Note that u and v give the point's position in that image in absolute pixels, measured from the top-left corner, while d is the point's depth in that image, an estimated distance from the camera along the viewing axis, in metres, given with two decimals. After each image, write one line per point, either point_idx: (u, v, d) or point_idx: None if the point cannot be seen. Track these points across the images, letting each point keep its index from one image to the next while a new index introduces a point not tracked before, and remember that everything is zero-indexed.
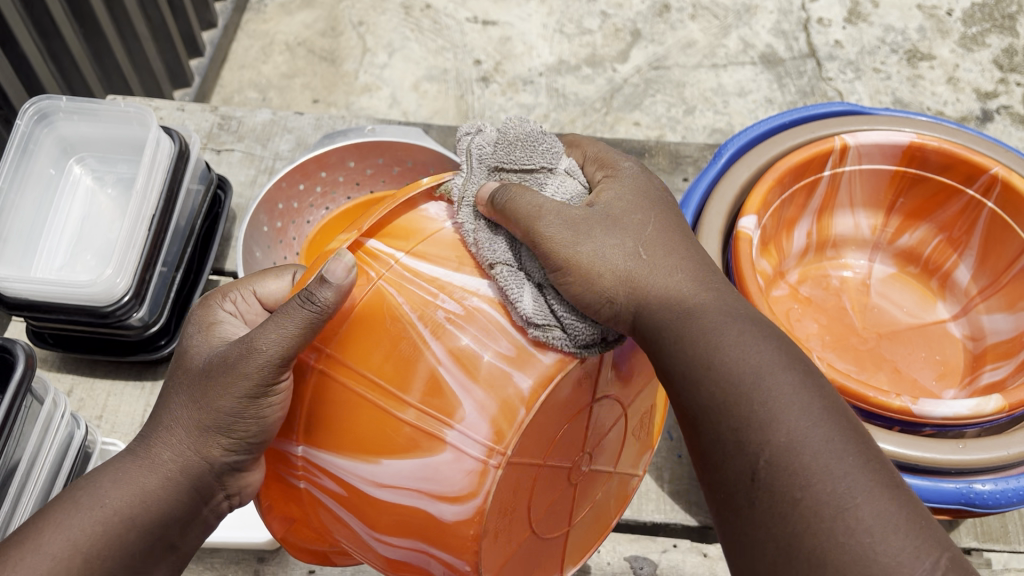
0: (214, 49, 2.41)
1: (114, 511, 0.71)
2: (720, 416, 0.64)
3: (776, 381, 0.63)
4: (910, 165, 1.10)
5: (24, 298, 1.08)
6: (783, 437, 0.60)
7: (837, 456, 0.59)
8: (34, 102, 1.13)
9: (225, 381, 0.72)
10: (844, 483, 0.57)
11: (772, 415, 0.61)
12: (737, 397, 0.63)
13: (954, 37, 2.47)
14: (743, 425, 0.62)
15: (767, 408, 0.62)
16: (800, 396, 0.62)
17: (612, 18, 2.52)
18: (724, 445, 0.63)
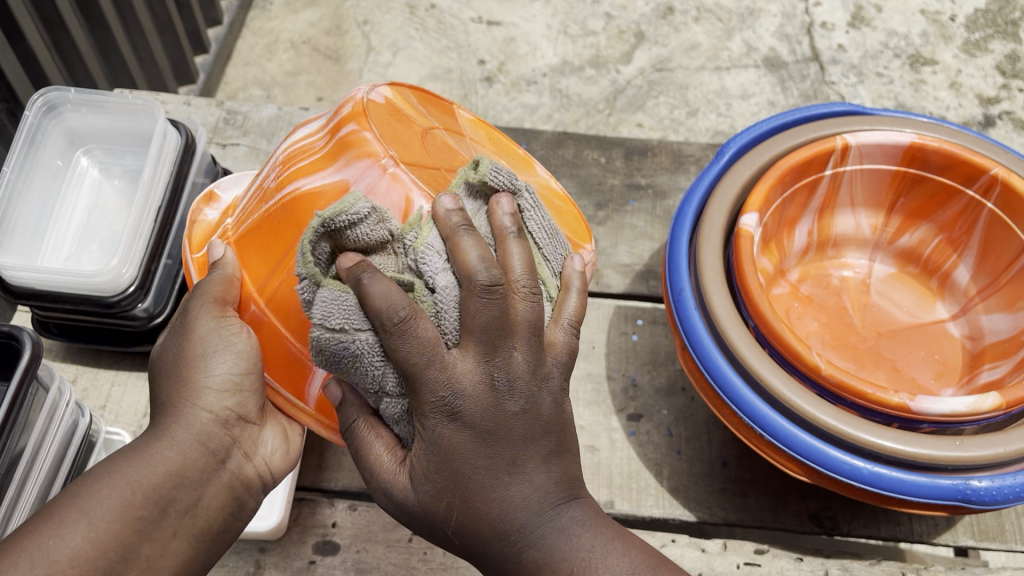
0: (219, 46, 2.43)
1: (142, 483, 0.80)
2: (489, 546, 0.75)
3: (555, 521, 0.75)
4: (911, 165, 1.11)
5: (30, 287, 1.08)
6: (557, 560, 0.74)
7: (611, 555, 0.75)
8: (42, 93, 1.15)
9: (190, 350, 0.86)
10: (589, 563, 0.74)
11: (553, 544, 0.75)
12: (472, 499, 0.74)
13: (957, 43, 2.47)
14: (523, 560, 0.75)
15: (510, 483, 0.74)
16: (536, 490, 0.75)
17: (616, 20, 2.53)
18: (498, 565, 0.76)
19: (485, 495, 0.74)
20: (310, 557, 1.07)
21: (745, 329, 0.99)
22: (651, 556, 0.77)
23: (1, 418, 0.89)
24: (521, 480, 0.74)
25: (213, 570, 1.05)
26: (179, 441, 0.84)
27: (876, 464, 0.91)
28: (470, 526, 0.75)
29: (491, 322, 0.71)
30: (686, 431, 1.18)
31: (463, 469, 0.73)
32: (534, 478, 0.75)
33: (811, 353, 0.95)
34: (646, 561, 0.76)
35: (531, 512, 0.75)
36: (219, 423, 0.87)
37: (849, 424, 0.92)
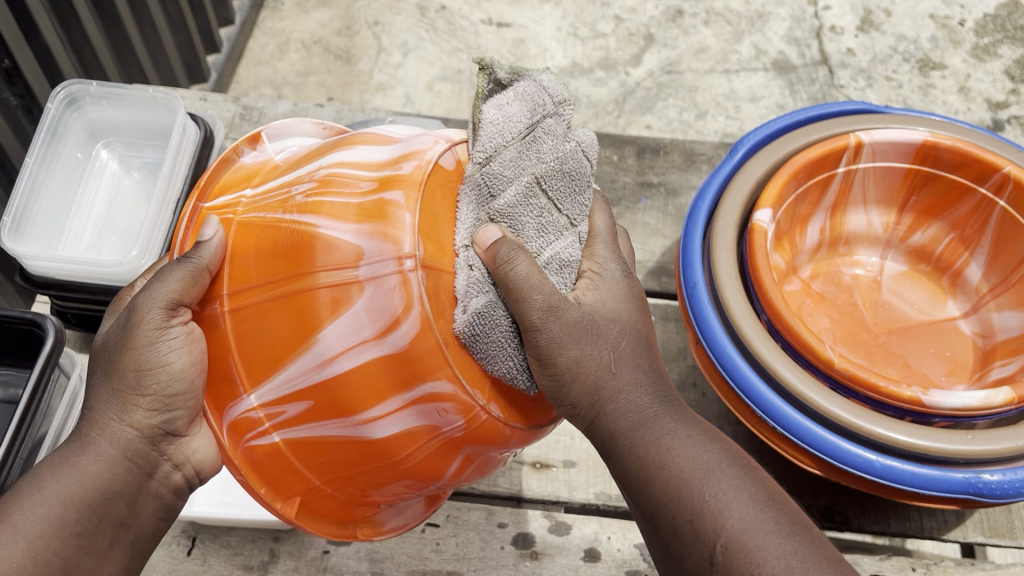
0: (231, 45, 2.44)
1: (63, 493, 0.72)
2: (669, 516, 0.71)
3: (657, 423, 0.75)
4: (923, 163, 1.12)
5: (50, 277, 1.10)
6: (714, 510, 0.70)
7: (769, 512, 0.70)
8: (64, 87, 1.16)
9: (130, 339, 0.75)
10: (765, 558, 0.67)
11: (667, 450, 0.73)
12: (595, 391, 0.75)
13: (966, 47, 2.48)
14: (682, 530, 0.70)
15: (675, 436, 0.74)
16: (695, 446, 0.74)
17: (626, 23, 2.54)
18: (676, 539, 0.71)
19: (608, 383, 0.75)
20: (324, 547, 1.08)
21: (758, 323, 1.00)
22: (792, 511, 0.71)
23: (23, 404, 0.90)
24: (593, 356, 0.74)
25: (228, 558, 1.07)
26: (103, 454, 0.74)
27: (888, 457, 0.92)
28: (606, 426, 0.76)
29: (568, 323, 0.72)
30: None
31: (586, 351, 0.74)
32: (620, 366, 0.76)
33: (823, 347, 0.96)
34: (768, 493, 0.72)
35: (646, 402, 0.76)
36: (147, 439, 0.76)
37: (861, 417, 0.93)
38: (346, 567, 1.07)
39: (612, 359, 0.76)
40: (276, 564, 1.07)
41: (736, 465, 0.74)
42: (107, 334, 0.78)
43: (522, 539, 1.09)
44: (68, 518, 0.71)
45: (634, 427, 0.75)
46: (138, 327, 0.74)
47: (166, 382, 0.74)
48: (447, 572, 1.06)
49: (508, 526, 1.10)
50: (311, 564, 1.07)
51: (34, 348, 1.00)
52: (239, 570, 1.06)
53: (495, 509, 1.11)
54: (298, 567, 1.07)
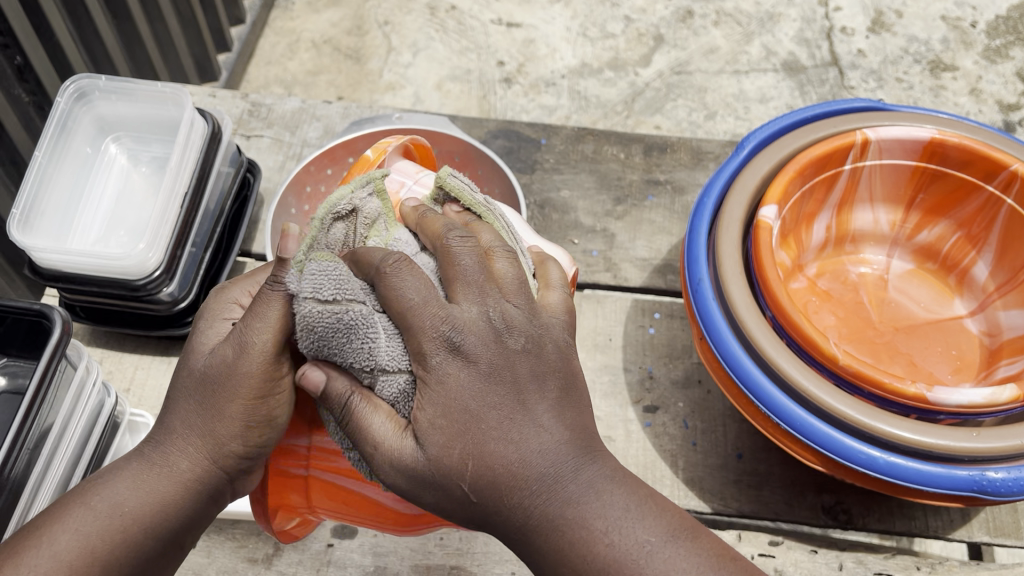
0: (243, 44, 2.46)
1: (133, 519, 0.75)
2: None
3: (574, 479, 0.70)
4: (930, 161, 1.11)
5: (59, 269, 1.11)
6: (589, 536, 0.69)
7: (660, 551, 0.69)
8: (74, 80, 1.17)
9: (229, 390, 0.74)
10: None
11: (572, 503, 0.69)
12: (479, 452, 0.68)
13: (978, 49, 2.47)
14: (541, 552, 0.69)
15: (573, 488, 0.70)
16: (552, 441, 0.70)
17: (635, 23, 2.54)
18: (552, 571, 0.69)
19: (501, 457, 0.68)
20: (328, 540, 1.09)
21: (763, 319, 1.00)
22: (658, 539, 0.69)
23: (30, 395, 0.91)
24: (520, 452, 0.68)
25: (233, 550, 1.07)
26: (186, 484, 0.76)
27: (892, 454, 0.92)
28: (488, 476, 0.68)
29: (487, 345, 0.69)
30: (702, 423, 1.19)
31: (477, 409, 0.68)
32: (545, 422, 0.70)
33: (828, 343, 0.96)
34: (682, 524, 0.71)
35: (553, 463, 0.70)
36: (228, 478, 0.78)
37: (866, 414, 0.93)
38: (350, 560, 1.07)
39: (501, 434, 0.68)
40: (281, 557, 1.07)
41: (661, 523, 0.70)
42: (206, 361, 0.76)
43: None
44: (143, 547, 0.75)
45: (545, 480, 0.69)
46: (241, 376, 0.73)
47: (266, 434, 0.76)
48: (451, 567, 1.06)
49: None
50: (315, 557, 1.07)
51: (42, 339, 1.01)
52: (244, 562, 1.07)
53: None
54: (302, 560, 1.07)
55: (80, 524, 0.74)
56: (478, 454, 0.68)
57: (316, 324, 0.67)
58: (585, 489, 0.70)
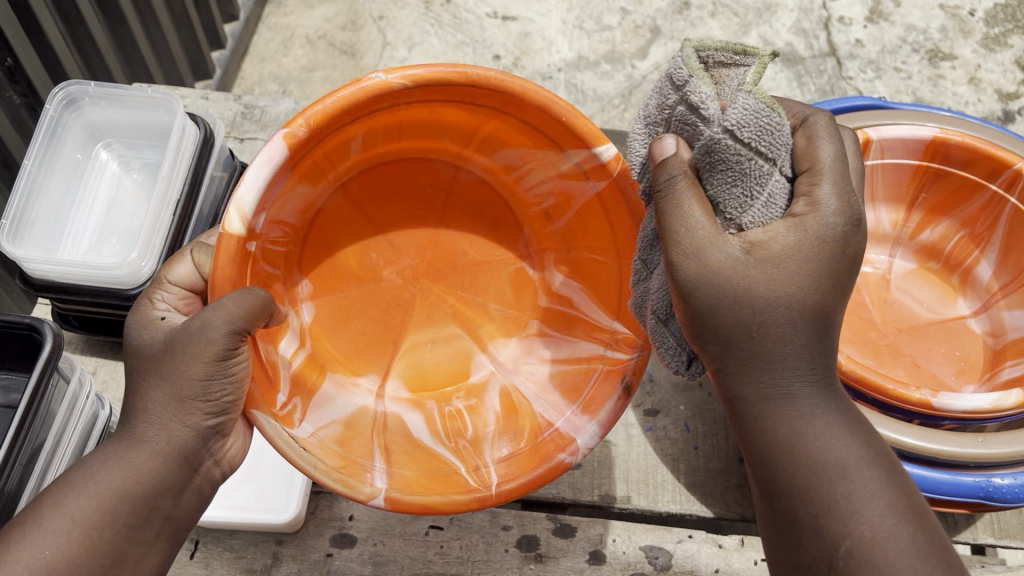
0: (236, 41, 2.43)
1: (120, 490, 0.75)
2: (795, 502, 0.71)
3: (804, 401, 0.72)
4: (932, 160, 1.10)
5: (50, 279, 1.09)
6: (794, 440, 0.72)
7: (866, 472, 0.71)
8: (63, 87, 1.15)
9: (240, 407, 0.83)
10: (842, 494, 0.70)
11: (832, 487, 0.70)
12: (794, 440, 0.72)
13: (976, 37, 2.45)
14: (824, 519, 0.69)
15: (848, 496, 0.69)
16: (874, 505, 0.69)
17: (632, 15, 2.51)
18: (802, 534, 0.71)
19: (802, 455, 0.71)
20: (327, 550, 1.07)
21: None
22: (937, 525, 0.70)
23: (21, 412, 0.90)
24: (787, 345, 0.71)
25: (231, 561, 1.06)
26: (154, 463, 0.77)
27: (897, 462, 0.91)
28: (772, 475, 0.73)
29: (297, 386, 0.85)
30: (703, 426, 1.17)
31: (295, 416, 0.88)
32: (822, 417, 0.73)
33: None
34: (879, 459, 0.72)
35: (849, 458, 0.71)
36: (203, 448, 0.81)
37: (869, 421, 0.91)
38: (349, 570, 1.06)
39: (808, 419, 0.72)
40: (279, 567, 1.06)
41: (872, 457, 0.72)
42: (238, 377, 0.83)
43: (526, 541, 1.08)
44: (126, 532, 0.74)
45: (831, 472, 0.70)
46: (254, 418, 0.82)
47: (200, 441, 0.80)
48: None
49: (511, 529, 1.09)
50: (314, 567, 1.06)
51: (33, 352, 1.00)
52: (242, 573, 1.06)
53: (498, 511, 1.10)
54: (302, 570, 1.06)
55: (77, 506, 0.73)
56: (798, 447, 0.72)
57: (719, 145, 0.70)
58: (824, 438, 0.71)
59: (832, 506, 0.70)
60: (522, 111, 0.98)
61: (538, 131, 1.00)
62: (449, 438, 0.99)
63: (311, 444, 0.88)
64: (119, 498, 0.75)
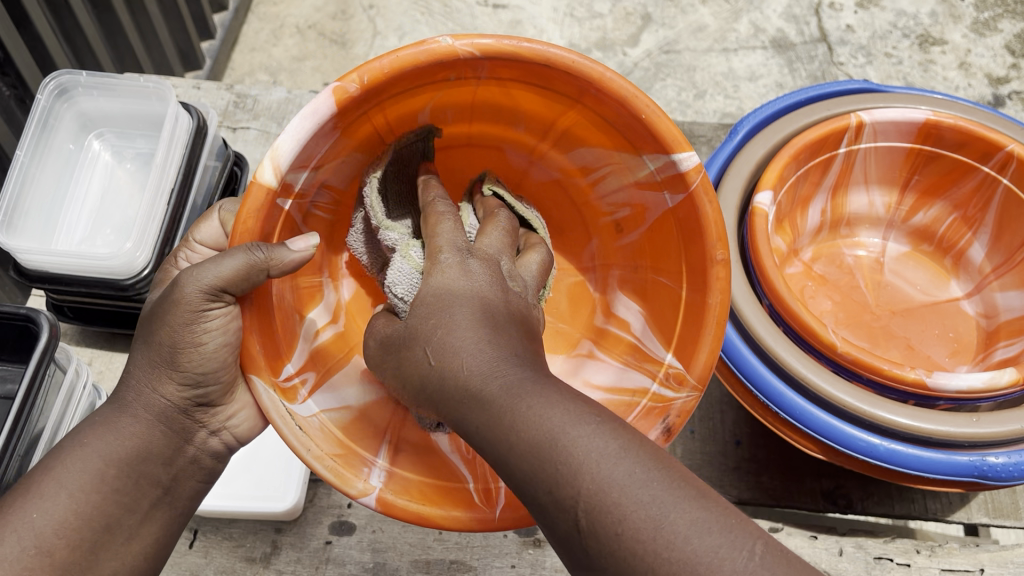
0: (226, 31, 2.42)
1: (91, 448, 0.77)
2: (530, 487, 0.58)
3: (501, 381, 0.62)
4: (925, 142, 1.10)
5: (44, 270, 1.09)
6: (556, 448, 0.57)
7: (605, 445, 0.57)
8: (54, 77, 1.15)
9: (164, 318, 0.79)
10: (627, 516, 0.54)
11: (554, 444, 0.57)
12: (491, 417, 0.60)
13: (966, 22, 2.46)
14: (558, 486, 0.56)
15: (535, 411, 0.59)
16: (603, 445, 0.57)
17: (622, 2, 2.51)
18: (542, 507, 0.57)
19: (503, 435, 0.59)
20: (326, 538, 1.08)
21: (759, 306, 0.99)
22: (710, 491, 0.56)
23: (18, 402, 0.90)
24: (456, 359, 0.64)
25: (231, 550, 1.06)
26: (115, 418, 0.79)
27: (892, 441, 0.92)
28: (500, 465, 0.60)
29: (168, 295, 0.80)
30: (700, 410, 1.18)
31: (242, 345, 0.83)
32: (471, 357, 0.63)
33: (826, 331, 0.95)
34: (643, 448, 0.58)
35: (516, 390, 0.61)
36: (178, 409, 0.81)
37: (865, 402, 0.93)
38: (349, 557, 1.06)
39: (530, 393, 0.60)
40: (279, 555, 1.06)
41: (590, 410, 0.60)
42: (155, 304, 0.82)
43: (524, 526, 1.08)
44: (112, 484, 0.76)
45: (497, 413, 0.60)
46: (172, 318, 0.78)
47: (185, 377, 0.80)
48: (451, 561, 1.06)
49: None
50: (313, 555, 1.06)
51: (29, 344, 1.00)
52: (242, 562, 1.06)
53: None
54: (301, 558, 1.06)
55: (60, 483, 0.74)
56: (502, 432, 0.59)
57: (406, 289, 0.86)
58: (535, 410, 0.59)
59: (607, 469, 0.56)
60: (563, 83, 0.85)
61: (615, 128, 0.89)
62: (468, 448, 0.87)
63: (309, 425, 0.82)
64: (108, 464, 0.76)
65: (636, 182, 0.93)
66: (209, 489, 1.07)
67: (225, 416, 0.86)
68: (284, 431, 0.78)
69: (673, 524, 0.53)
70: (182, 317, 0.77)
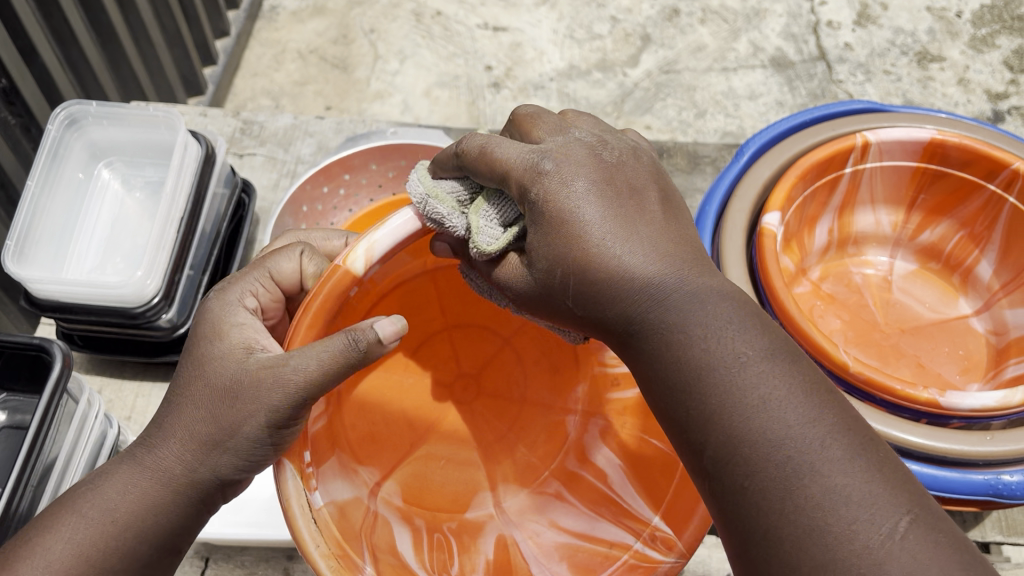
0: (228, 57, 2.44)
1: (125, 522, 0.70)
2: (686, 400, 0.63)
3: (683, 291, 0.67)
4: (931, 161, 1.11)
5: (55, 299, 1.09)
6: (718, 356, 0.62)
7: (772, 368, 0.61)
8: (64, 107, 1.15)
9: (232, 395, 0.70)
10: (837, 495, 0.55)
11: (698, 331, 0.64)
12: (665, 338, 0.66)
13: (964, 39, 2.48)
14: (723, 406, 0.61)
15: (729, 333, 0.64)
16: (790, 405, 0.59)
17: (622, 24, 2.53)
18: (692, 418, 0.63)
19: (670, 326, 0.66)
20: None
21: (770, 326, 0.99)
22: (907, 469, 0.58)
23: (31, 433, 0.90)
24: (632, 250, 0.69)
25: None
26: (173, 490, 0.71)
27: (906, 460, 0.91)
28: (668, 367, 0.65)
29: (231, 368, 0.71)
30: None
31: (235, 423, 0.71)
32: (745, 333, 0.63)
33: (838, 350, 0.95)
34: (787, 348, 0.63)
35: (664, 279, 0.67)
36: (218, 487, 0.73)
37: (878, 421, 0.92)
38: None
39: (725, 322, 0.64)
40: None
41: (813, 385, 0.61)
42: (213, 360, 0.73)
43: None
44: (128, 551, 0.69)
45: (634, 299, 0.68)
46: (244, 390, 0.70)
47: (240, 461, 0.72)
48: None
49: None
50: None
51: (41, 373, 1.00)
52: None
53: None
54: None
55: (74, 532, 0.69)
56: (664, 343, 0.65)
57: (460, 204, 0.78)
58: (712, 331, 0.64)
59: (793, 433, 0.58)
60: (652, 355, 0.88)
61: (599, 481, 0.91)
62: (436, 570, 0.83)
63: (322, 519, 0.74)
64: (135, 537, 0.70)
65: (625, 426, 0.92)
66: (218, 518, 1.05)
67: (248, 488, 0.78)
68: (299, 522, 0.70)
69: (874, 523, 0.54)
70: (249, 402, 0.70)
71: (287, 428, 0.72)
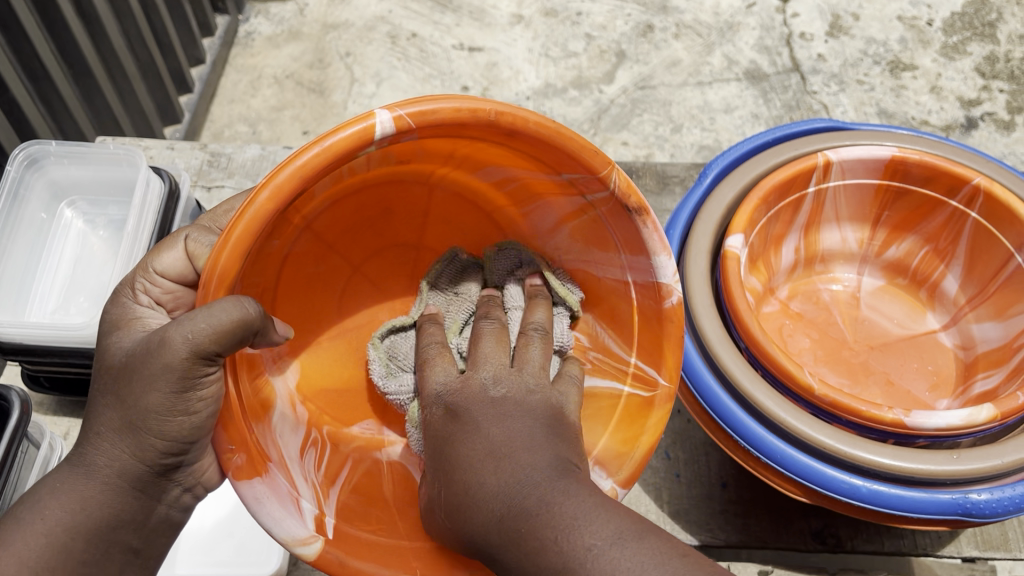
0: (204, 85, 2.43)
1: (55, 525, 0.73)
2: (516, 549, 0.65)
3: (544, 484, 0.68)
4: (893, 178, 1.11)
5: (17, 343, 1.08)
6: (559, 518, 0.64)
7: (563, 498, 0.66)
8: (23, 147, 1.14)
9: (145, 379, 0.74)
10: (584, 544, 0.61)
11: (549, 497, 0.66)
12: (499, 525, 0.67)
13: (936, 46, 2.49)
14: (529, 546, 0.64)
15: (490, 472, 0.71)
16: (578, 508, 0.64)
17: (596, 40, 2.54)
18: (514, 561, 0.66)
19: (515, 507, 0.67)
20: None
21: (736, 349, 0.99)
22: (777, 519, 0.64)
23: None
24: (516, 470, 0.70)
25: None
26: (107, 483, 0.76)
27: (874, 481, 0.91)
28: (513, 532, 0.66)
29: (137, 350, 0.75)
30: (684, 453, 1.20)
31: (148, 411, 0.75)
32: (514, 466, 0.70)
33: (803, 373, 0.95)
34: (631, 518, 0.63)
35: (538, 476, 0.69)
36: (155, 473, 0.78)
37: (845, 443, 0.92)
38: None
39: (485, 463, 0.72)
40: None
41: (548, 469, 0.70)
42: (129, 348, 0.76)
43: None
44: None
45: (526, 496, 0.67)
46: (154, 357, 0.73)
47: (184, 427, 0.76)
48: None
49: None
50: None
51: None
52: None
53: None
54: None
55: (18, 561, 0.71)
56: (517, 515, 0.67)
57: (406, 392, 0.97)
58: (550, 495, 0.67)
59: (574, 524, 0.63)
60: (533, 148, 0.84)
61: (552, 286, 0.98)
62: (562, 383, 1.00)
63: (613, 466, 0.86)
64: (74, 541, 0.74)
65: (572, 216, 0.96)
66: (191, 556, 1.06)
67: (199, 473, 0.83)
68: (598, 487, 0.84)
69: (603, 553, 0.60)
70: (161, 388, 0.74)
71: (199, 387, 0.75)
